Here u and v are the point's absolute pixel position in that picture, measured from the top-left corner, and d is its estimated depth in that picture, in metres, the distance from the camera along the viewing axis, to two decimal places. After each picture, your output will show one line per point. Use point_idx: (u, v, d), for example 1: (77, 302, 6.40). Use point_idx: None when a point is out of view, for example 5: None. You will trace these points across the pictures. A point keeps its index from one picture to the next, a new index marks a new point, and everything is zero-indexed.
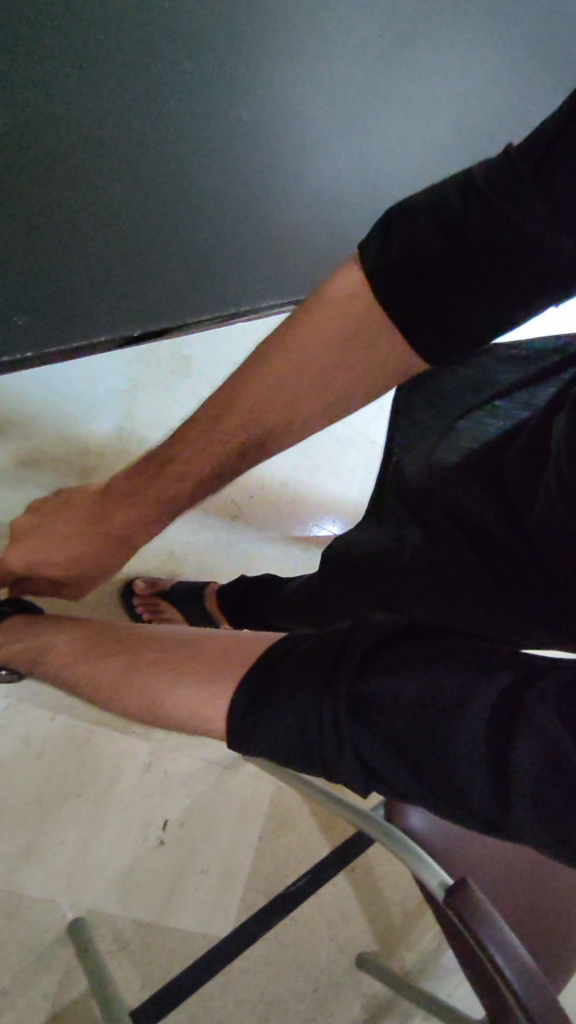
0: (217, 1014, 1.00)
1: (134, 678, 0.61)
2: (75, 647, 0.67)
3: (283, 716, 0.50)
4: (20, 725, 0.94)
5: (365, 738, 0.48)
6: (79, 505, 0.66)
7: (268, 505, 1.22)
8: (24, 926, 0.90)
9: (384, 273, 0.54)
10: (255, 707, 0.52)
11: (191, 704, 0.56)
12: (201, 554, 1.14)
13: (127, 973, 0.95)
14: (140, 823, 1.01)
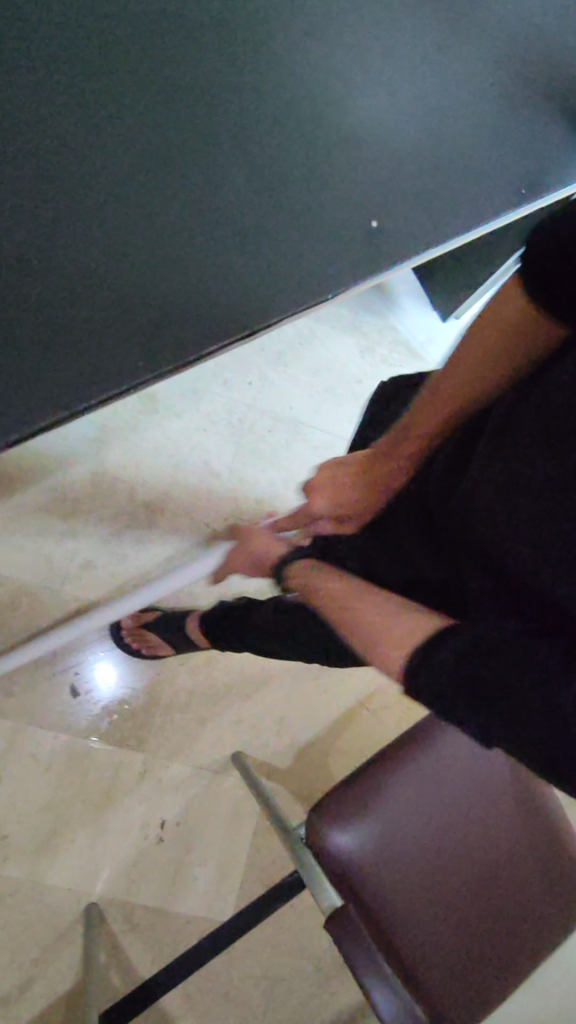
0: (223, 986, 1.14)
1: (386, 605, 0.64)
2: (339, 587, 0.69)
3: (435, 669, 0.52)
4: (28, 745, 1.12)
5: (478, 698, 0.49)
6: (351, 471, 0.82)
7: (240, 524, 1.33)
8: (46, 909, 1.09)
9: (535, 266, 0.58)
10: (418, 659, 0.54)
11: (400, 632, 0.58)
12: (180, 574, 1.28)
13: (139, 949, 1.12)
14: (141, 824, 1.15)
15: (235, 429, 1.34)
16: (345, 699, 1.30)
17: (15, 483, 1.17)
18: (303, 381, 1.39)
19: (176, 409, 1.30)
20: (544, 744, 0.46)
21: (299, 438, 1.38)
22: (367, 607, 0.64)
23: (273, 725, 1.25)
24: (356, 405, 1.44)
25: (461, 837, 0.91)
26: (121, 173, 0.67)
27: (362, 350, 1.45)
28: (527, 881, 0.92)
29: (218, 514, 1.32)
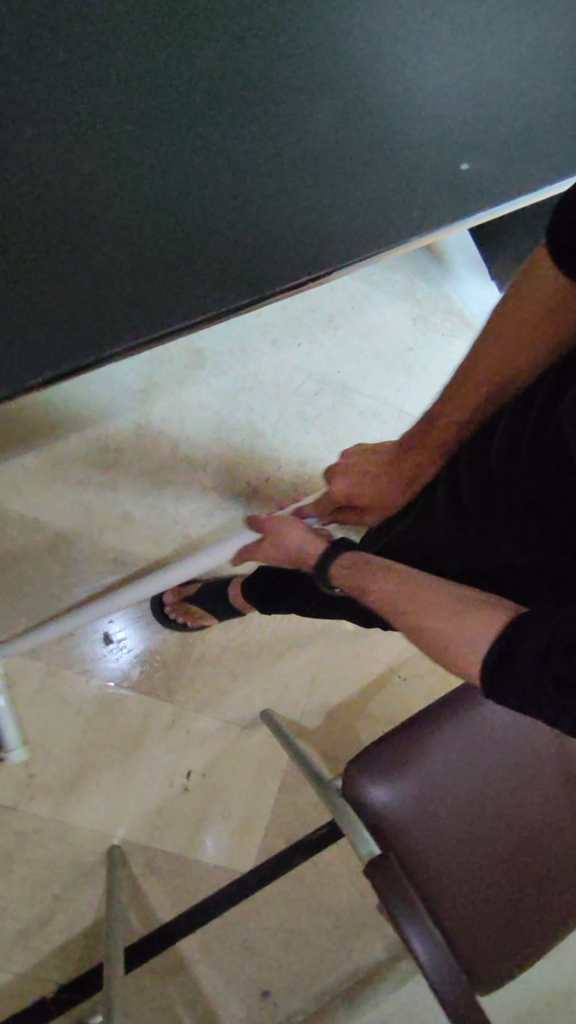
0: (240, 933, 1.16)
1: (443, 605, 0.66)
2: (405, 584, 0.71)
3: (520, 670, 0.56)
4: (61, 687, 1.14)
5: (561, 700, 0.52)
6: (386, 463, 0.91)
7: (284, 489, 1.32)
8: (71, 847, 1.10)
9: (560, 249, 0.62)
10: (498, 658, 0.58)
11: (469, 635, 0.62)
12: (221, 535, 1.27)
13: (160, 892, 1.13)
14: (168, 772, 1.16)
15: (283, 388, 1.32)
16: (378, 665, 1.29)
17: (65, 425, 1.18)
18: (353, 343, 1.37)
19: (182, 383, 1.26)
20: None
21: (349, 404, 1.36)
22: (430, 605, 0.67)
23: (306, 684, 1.24)
24: (406, 372, 1.40)
25: (500, 800, 0.88)
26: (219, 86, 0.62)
27: (416, 315, 1.41)
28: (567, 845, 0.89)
29: (263, 475, 1.30)
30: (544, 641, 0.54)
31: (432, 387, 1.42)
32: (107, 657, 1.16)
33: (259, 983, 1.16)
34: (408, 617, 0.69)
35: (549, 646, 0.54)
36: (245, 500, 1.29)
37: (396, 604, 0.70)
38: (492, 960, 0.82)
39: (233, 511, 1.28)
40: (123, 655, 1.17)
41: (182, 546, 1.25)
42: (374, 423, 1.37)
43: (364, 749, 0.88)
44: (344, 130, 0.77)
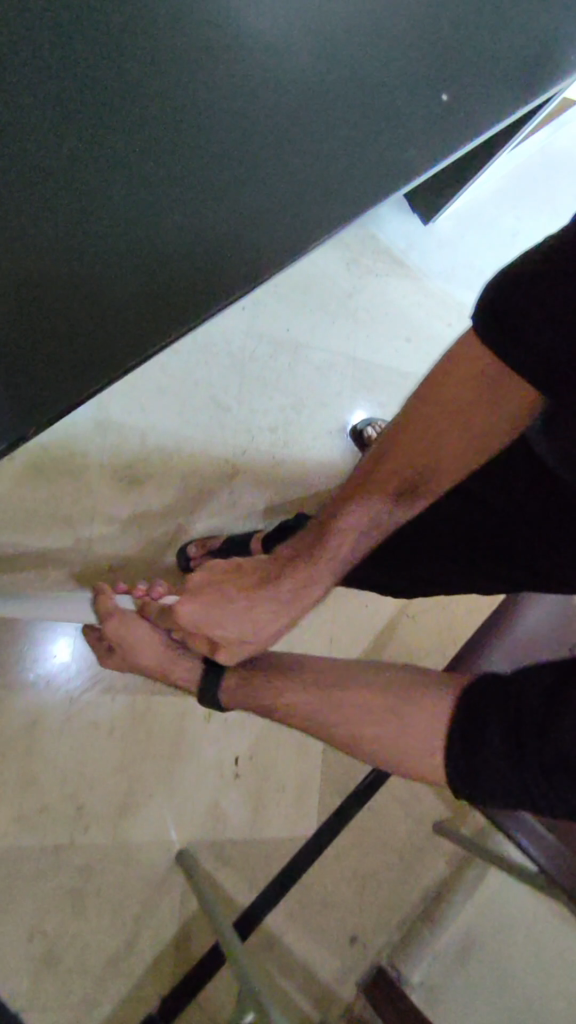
0: (319, 894, 1.19)
1: (348, 698, 0.65)
2: (332, 697, 0.65)
3: (478, 769, 0.55)
4: (88, 710, 1.08)
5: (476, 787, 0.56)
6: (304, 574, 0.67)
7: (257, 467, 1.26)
8: (139, 864, 1.08)
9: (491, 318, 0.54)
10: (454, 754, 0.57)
11: (389, 745, 0.61)
12: (209, 522, 1.22)
13: (236, 878, 1.14)
14: (216, 764, 1.15)
15: (235, 358, 1.26)
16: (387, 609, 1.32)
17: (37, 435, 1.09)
18: (295, 300, 1.33)
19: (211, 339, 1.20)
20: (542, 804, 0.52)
21: (305, 363, 1.32)
22: (370, 727, 0.62)
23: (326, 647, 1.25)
24: (350, 317, 1.38)
25: None
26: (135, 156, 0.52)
27: (348, 261, 1.38)
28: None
29: (237, 450, 1.26)
30: (510, 728, 0.54)
31: (379, 329, 1.40)
32: (46, 640, 1.07)
33: (346, 931, 1.21)
34: (342, 706, 0.64)
35: (499, 734, 0.55)
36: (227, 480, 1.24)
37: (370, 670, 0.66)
38: None
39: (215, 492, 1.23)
40: (71, 659, 1.08)
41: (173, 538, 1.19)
42: (331, 378, 1.35)
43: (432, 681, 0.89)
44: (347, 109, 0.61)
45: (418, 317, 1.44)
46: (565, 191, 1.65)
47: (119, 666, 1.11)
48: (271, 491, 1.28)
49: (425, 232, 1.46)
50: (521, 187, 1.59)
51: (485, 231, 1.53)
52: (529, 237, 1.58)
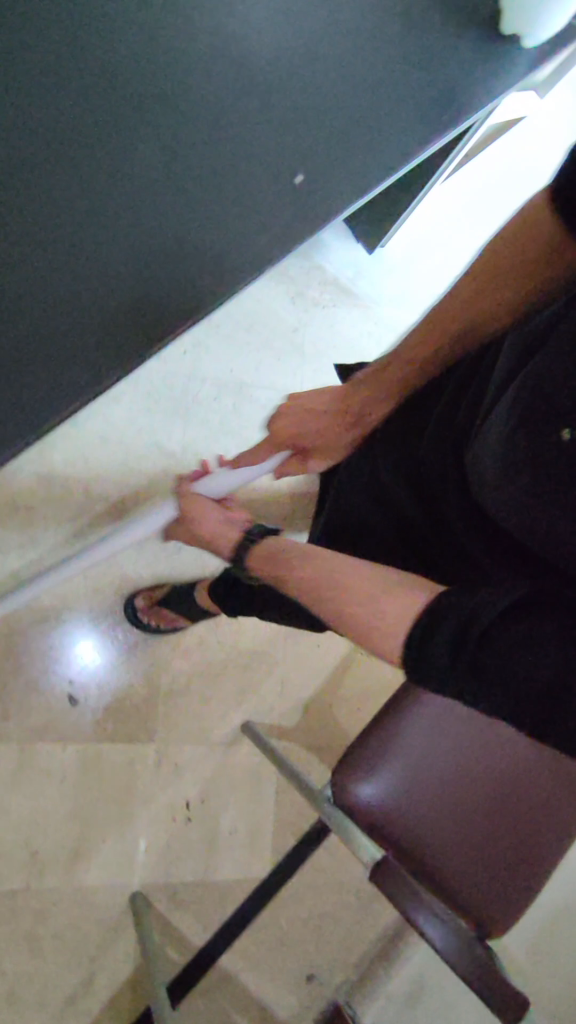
0: (274, 934, 1.21)
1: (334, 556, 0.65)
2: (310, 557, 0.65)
3: (437, 648, 0.49)
4: (37, 761, 1.12)
5: (458, 687, 0.48)
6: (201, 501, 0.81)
7: None
8: (93, 909, 1.11)
9: (501, 256, 0.64)
10: (417, 642, 0.51)
11: (397, 602, 0.55)
12: (152, 564, 1.24)
13: (190, 920, 1.16)
14: (167, 809, 1.18)
15: (179, 403, 1.28)
16: (338, 650, 1.32)
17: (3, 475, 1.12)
18: (238, 340, 1.33)
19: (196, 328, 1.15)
20: (509, 710, 0.46)
21: (249, 401, 1.32)
22: (377, 576, 0.59)
23: (275, 687, 1.27)
24: (298, 356, 1.37)
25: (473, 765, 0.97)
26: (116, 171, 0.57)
27: (292, 296, 1.38)
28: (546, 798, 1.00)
29: None
30: (460, 628, 0.49)
31: (327, 363, 1.40)
32: (69, 640, 1.17)
33: (303, 970, 1.22)
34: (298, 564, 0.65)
35: (461, 618, 0.49)
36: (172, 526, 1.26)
37: (342, 558, 0.63)
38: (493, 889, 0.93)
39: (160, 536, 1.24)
40: (97, 664, 1.18)
41: (117, 587, 1.21)
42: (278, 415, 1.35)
43: (343, 753, 0.95)
44: (184, 164, 0.60)
45: (368, 349, 1.43)
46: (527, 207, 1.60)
47: (69, 716, 1.15)
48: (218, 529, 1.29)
49: (374, 259, 1.44)
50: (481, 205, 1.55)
51: (442, 252, 1.49)
52: None
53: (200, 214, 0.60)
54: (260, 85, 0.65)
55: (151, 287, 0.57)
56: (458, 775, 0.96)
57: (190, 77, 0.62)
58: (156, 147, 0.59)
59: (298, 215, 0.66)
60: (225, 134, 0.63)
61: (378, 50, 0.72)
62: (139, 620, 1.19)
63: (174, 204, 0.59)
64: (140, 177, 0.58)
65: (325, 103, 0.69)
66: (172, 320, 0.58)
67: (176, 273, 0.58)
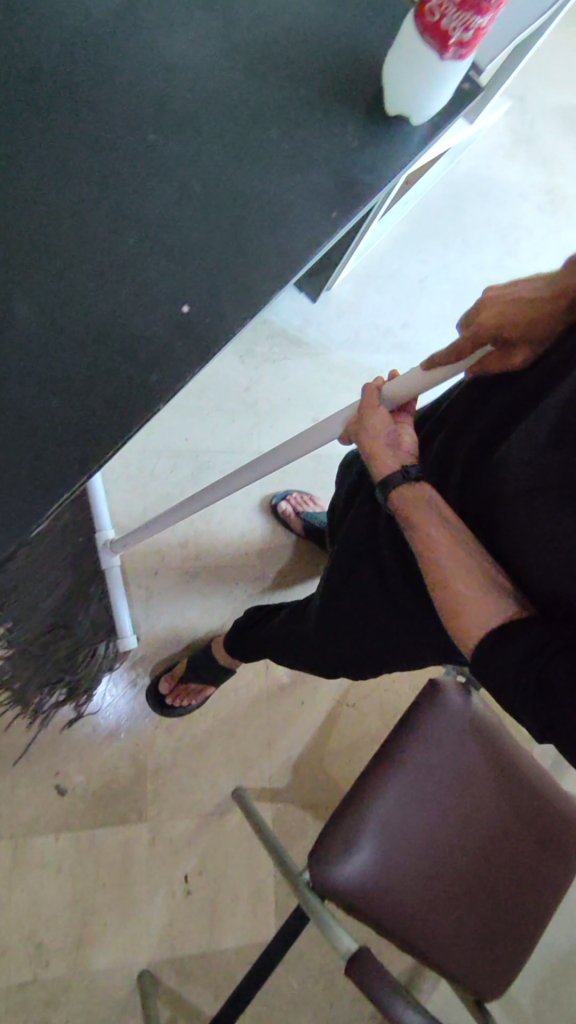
0: (288, 996, 1.22)
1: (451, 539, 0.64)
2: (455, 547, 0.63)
3: (508, 667, 0.55)
4: (33, 853, 1.14)
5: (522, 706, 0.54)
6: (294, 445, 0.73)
7: (174, 575, 1.27)
8: (102, 991, 1.14)
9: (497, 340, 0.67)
10: (487, 653, 0.57)
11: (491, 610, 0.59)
12: (156, 634, 1.26)
13: (200, 991, 1.18)
14: (166, 885, 1.19)
15: (137, 480, 1.28)
16: (326, 703, 1.30)
17: None
18: (191, 406, 1.32)
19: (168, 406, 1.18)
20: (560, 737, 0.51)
21: (209, 465, 1.32)
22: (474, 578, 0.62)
23: (264, 749, 1.26)
24: (254, 412, 1.35)
25: (453, 822, 0.95)
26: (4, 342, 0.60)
27: (242, 354, 1.36)
28: (535, 852, 0.97)
29: (148, 567, 1.26)
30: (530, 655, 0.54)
31: (285, 415, 1.37)
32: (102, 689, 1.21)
33: None
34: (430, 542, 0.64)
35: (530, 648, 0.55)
36: (142, 603, 1.25)
37: (463, 548, 0.63)
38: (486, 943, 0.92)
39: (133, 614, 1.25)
40: (121, 708, 1.22)
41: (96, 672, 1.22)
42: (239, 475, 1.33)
43: (319, 834, 0.92)
44: (61, 327, 0.62)
45: (325, 394, 1.40)
46: (478, 221, 1.56)
47: (60, 805, 1.16)
48: (195, 597, 1.28)
49: (323, 302, 1.42)
50: (428, 228, 1.52)
51: (389, 285, 1.47)
52: (439, 279, 1.50)
53: (88, 369, 0.63)
54: (130, 225, 0.66)
55: (49, 453, 0.60)
56: (439, 844, 0.94)
57: (55, 237, 0.64)
58: (30, 316, 0.62)
59: (186, 344, 0.67)
60: (99, 283, 0.64)
61: (251, 157, 0.72)
62: (163, 705, 1.21)
63: (58, 367, 0.62)
64: (22, 351, 0.61)
65: (200, 226, 0.69)
66: (73, 477, 0.61)
67: (70, 433, 0.61)
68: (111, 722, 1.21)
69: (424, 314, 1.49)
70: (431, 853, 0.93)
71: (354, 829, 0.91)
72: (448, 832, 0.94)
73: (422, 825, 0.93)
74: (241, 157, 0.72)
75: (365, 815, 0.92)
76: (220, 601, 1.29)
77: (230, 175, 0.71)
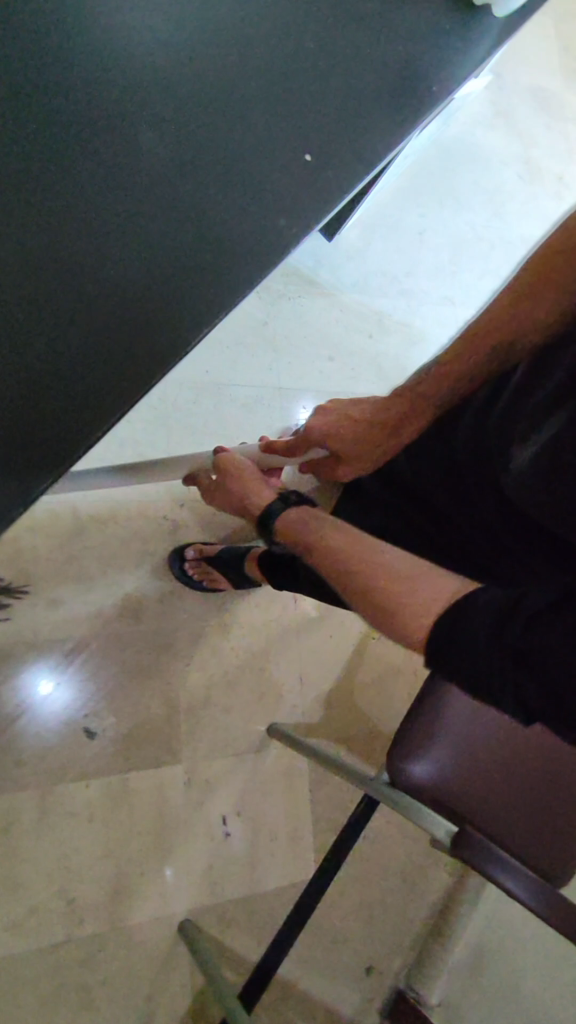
0: (329, 934, 1.19)
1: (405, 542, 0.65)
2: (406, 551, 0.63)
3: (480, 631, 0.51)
4: (61, 804, 1.05)
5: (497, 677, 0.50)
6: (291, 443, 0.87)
7: (200, 506, 1.23)
8: (142, 948, 1.06)
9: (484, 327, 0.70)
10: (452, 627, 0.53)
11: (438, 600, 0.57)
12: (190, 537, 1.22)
13: (243, 937, 1.12)
14: (204, 828, 1.13)
15: (159, 410, 1.23)
16: (354, 635, 1.29)
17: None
18: (209, 338, 1.29)
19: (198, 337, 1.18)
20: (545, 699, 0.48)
21: (230, 397, 1.29)
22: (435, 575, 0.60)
23: (294, 683, 1.23)
24: (270, 347, 1.34)
25: (524, 715, 0.96)
26: (157, 149, 0.53)
27: (258, 289, 1.34)
28: None
29: (175, 498, 1.21)
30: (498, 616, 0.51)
31: (299, 351, 1.37)
32: (39, 678, 1.08)
33: (363, 964, 1.20)
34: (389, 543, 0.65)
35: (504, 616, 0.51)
36: (168, 535, 1.20)
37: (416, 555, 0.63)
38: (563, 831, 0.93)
39: (159, 547, 1.19)
40: (62, 699, 1.08)
41: (122, 609, 1.15)
42: (259, 410, 1.31)
43: (396, 731, 0.92)
44: (206, 138, 0.55)
45: (338, 333, 1.41)
46: (467, 180, 1.63)
47: (89, 750, 1.08)
48: (222, 528, 1.25)
49: (332, 245, 1.44)
50: (424, 182, 1.57)
51: (391, 234, 1.50)
52: (435, 231, 1.56)
53: (220, 198, 0.55)
54: (256, 31, 0.57)
55: (169, 298, 0.52)
56: (514, 741, 0.94)
57: (180, 36, 0.55)
58: (169, 124, 0.53)
59: (323, 170, 0.59)
60: (244, 97, 0.56)
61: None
62: (184, 575, 1.17)
63: (197, 196, 0.54)
64: (153, 170, 0.52)
65: (334, 44, 0.60)
66: (204, 323, 0.54)
67: (204, 269, 0.54)
68: (142, 660, 1.14)
69: (424, 262, 1.53)
70: (505, 744, 0.94)
71: (434, 723, 0.91)
72: (520, 723, 0.95)
73: (494, 718, 0.94)
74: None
75: (444, 710, 0.92)
76: (247, 533, 1.27)
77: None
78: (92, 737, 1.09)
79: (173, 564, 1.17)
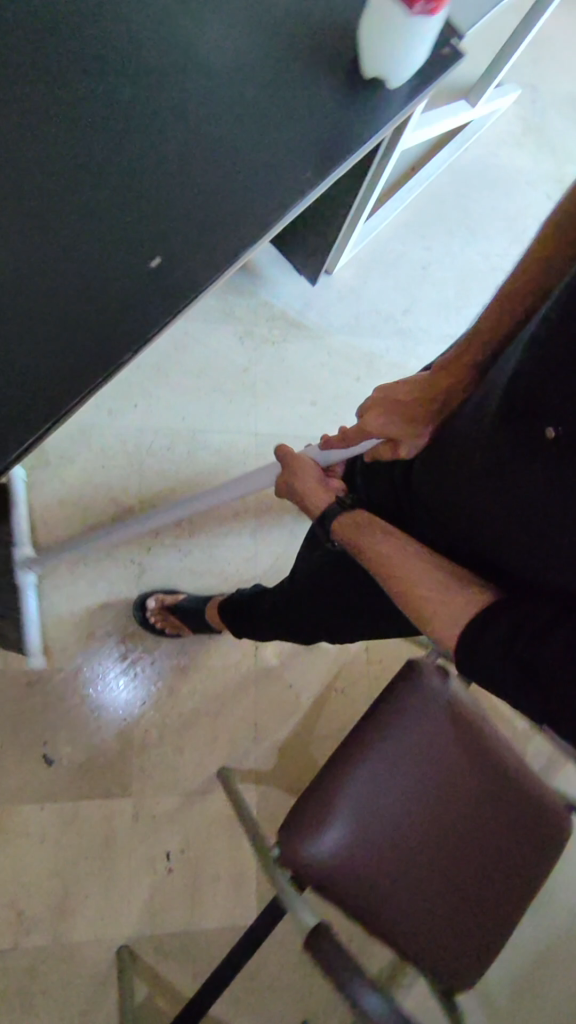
0: (266, 980, 1.21)
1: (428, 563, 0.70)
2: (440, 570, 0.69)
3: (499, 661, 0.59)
4: (18, 822, 1.15)
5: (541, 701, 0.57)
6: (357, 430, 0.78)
7: (167, 550, 1.29)
8: (82, 966, 1.13)
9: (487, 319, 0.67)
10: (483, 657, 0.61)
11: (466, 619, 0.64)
12: (156, 580, 1.28)
13: (178, 970, 1.17)
14: (147, 861, 1.19)
15: (133, 456, 1.28)
16: (313, 686, 1.30)
17: None
18: (188, 385, 1.33)
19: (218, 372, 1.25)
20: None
21: (205, 443, 1.32)
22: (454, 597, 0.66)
23: (249, 729, 1.27)
24: (250, 393, 1.36)
25: (425, 804, 0.96)
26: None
27: (241, 335, 1.36)
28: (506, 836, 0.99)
29: (143, 542, 1.27)
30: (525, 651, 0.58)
31: (281, 395, 1.38)
32: (109, 669, 1.24)
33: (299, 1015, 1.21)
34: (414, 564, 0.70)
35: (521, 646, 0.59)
36: (134, 578, 1.27)
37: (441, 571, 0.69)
38: (451, 920, 0.94)
39: (125, 589, 1.26)
40: (127, 689, 1.23)
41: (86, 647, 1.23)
42: (234, 456, 1.33)
43: (291, 807, 0.92)
44: (44, 265, 0.60)
45: (322, 379, 1.40)
46: (483, 207, 1.54)
47: (46, 776, 1.17)
48: (187, 573, 1.30)
49: (324, 284, 1.42)
50: (433, 212, 1.50)
51: (391, 271, 1.46)
52: (440, 264, 1.49)
53: (56, 319, 0.60)
54: (97, 169, 0.63)
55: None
56: (415, 822, 0.95)
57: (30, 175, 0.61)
58: (20, 250, 0.60)
59: (156, 299, 0.64)
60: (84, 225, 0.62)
61: (224, 107, 0.70)
62: (155, 620, 1.22)
63: (31, 320, 0.59)
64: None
65: (168, 179, 0.66)
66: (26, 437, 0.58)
67: (32, 387, 0.59)
68: (101, 695, 1.22)
69: (425, 299, 1.48)
70: (401, 831, 0.95)
71: (327, 804, 0.91)
72: (418, 813, 0.96)
73: (392, 805, 0.95)
74: (221, 104, 0.70)
75: (344, 790, 0.92)
76: (213, 579, 1.31)
77: (204, 123, 0.69)
78: (56, 762, 1.18)
79: (137, 610, 1.23)
